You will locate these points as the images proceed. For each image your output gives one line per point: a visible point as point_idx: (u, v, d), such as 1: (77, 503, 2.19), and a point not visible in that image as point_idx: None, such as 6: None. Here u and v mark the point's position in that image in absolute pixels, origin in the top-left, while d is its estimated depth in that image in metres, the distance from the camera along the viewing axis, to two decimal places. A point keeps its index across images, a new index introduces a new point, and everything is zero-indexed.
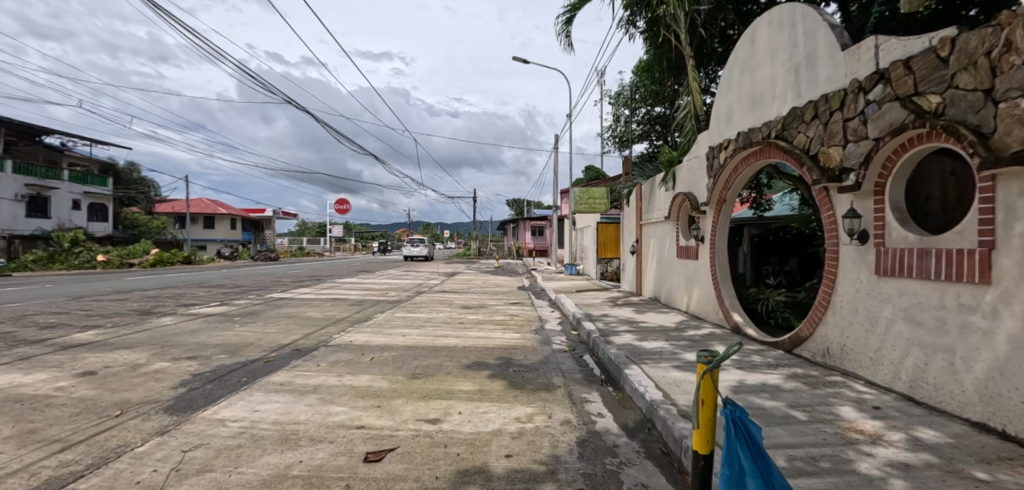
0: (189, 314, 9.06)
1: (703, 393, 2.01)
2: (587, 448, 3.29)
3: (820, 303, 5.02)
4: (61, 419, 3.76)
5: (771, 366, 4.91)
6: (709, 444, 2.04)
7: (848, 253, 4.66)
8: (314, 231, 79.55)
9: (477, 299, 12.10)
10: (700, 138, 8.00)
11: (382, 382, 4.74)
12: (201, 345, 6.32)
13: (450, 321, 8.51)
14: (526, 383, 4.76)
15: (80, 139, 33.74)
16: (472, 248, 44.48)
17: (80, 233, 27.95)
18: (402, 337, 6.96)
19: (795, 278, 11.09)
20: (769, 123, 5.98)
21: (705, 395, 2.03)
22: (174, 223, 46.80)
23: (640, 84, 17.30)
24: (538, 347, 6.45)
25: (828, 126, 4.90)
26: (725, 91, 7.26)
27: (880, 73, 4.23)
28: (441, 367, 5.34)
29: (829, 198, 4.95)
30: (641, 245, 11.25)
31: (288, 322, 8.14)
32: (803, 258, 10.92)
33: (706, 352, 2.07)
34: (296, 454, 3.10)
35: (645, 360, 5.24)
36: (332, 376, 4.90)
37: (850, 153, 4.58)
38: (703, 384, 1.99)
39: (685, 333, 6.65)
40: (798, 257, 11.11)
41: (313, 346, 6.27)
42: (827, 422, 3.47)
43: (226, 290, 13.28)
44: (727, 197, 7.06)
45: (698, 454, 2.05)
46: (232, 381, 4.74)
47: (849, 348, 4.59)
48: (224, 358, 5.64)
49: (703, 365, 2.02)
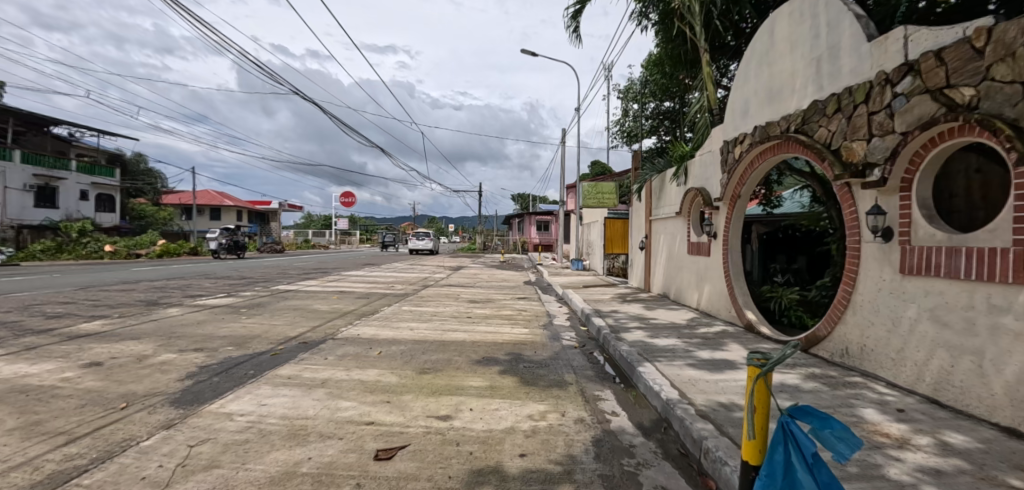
0: (195, 305, 9.02)
1: (757, 399, 1.89)
2: (602, 447, 3.20)
3: (838, 302, 4.87)
4: (66, 411, 3.70)
5: (787, 366, 4.80)
6: (760, 454, 1.94)
7: (870, 251, 4.49)
8: (320, 224, 79.63)
9: (483, 293, 12.00)
10: (714, 133, 7.84)
11: (392, 377, 4.65)
12: (208, 336, 6.28)
13: (457, 316, 8.41)
14: (538, 380, 4.66)
15: (86, 131, 33.77)
16: (478, 242, 44.24)
17: (88, 223, 28.22)
18: (410, 331, 6.88)
19: (803, 276, 10.90)
20: (788, 117, 5.80)
21: (759, 400, 1.91)
22: (181, 214, 47.02)
23: (650, 78, 17.02)
24: (547, 343, 6.36)
25: (850, 120, 4.73)
26: (741, 84, 7.07)
27: (909, 65, 4.09)
28: (450, 362, 5.25)
29: (851, 194, 4.75)
30: (650, 240, 11.10)
31: (295, 314, 8.08)
32: (812, 257, 10.73)
33: (759, 353, 1.90)
34: (304, 450, 3.03)
35: (658, 358, 5.12)
36: (340, 371, 4.82)
37: (874, 149, 4.40)
38: (756, 389, 1.89)
39: (696, 330, 6.53)
40: (807, 255, 10.93)
41: (320, 339, 6.21)
42: (851, 424, 3.36)
43: (231, 282, 13.23)
44: (741, 192, 6.89)
45: (748, 465, 1.96)
46: (239, 375, 4.67)
47: (870, 349, 4.46)
48: (230, 350, 5.58)
49: (756, 368, 1.89)
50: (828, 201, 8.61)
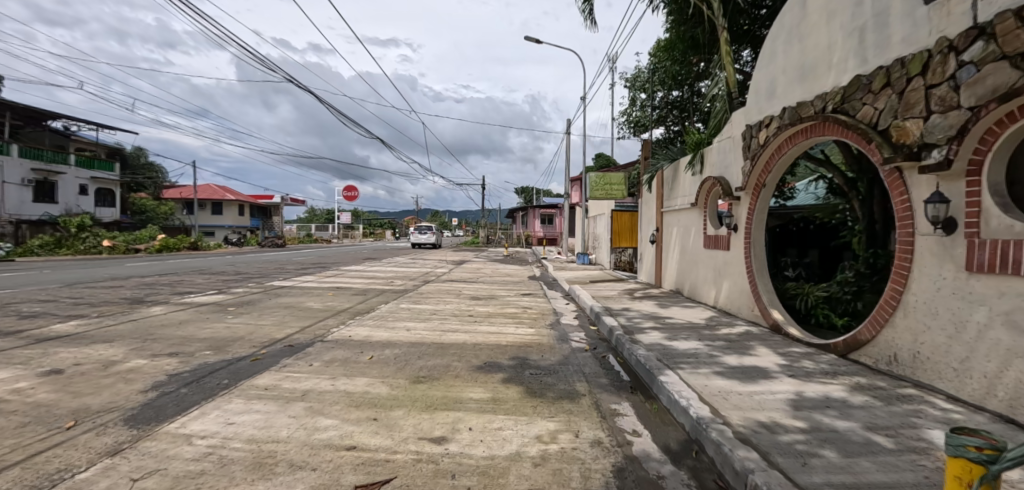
0: (181, 304, 8.54)
1: None
2: (625, 481, 2.67)
3: (885, 303, 4.30)
4: (3, 432, 3.21)
5: (827, 375, 4.24)
6: None
7: (927, 244, 3.91)
8: (323, 218, 79.22)
9: (485, 289, 11.46)
10: (734, 116, 7.22)
11: (382, 387, 4.13)
12: (187, 339, 5.80)
13: (458, 314, 7.90)
14: (546, 391, 4.14)
15: (84, 124, 33.33)
16: (481, 235, 43.77)
17: (86, 218, 27.93)
18: (406, 332, 6.37)
19: (815, 271, 10.34)
20: (823, 96, 5.19)
21: None
22: (182, 208, 46.70)
23: (658, 65, 16.35)
24: (555, 345, 5.84)
25: (903, 96, 4.12)
26: (767, 62, 6.46)
27: (979, 28, 3.45)
28: (447, 368, 4.74)
29: (902, 180, 4.15)
30: (662, 233, 10.54)
31: (285, 313, 7.59)
32: (825, 251, 10.30)
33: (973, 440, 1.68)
34: (268, 486, 2.52)
35: (680, 364, 4.57)
36: (324, 380, 4.30)
37: (934, 127, 3.80)
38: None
39: (718, 331, 5.98)
40: (820, 249, 10.40)
41: (307, 341, 5.72)
42: (921, 451, 2.81)
43: (224, 278, 12.77)
44: (766, 181, 6.31)
45: None
46: (210, 386, 4.16)
47: (925, 356, 3.90)
48: (207, 355, 5.10)
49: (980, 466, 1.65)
50: (849, 191, 8.14)
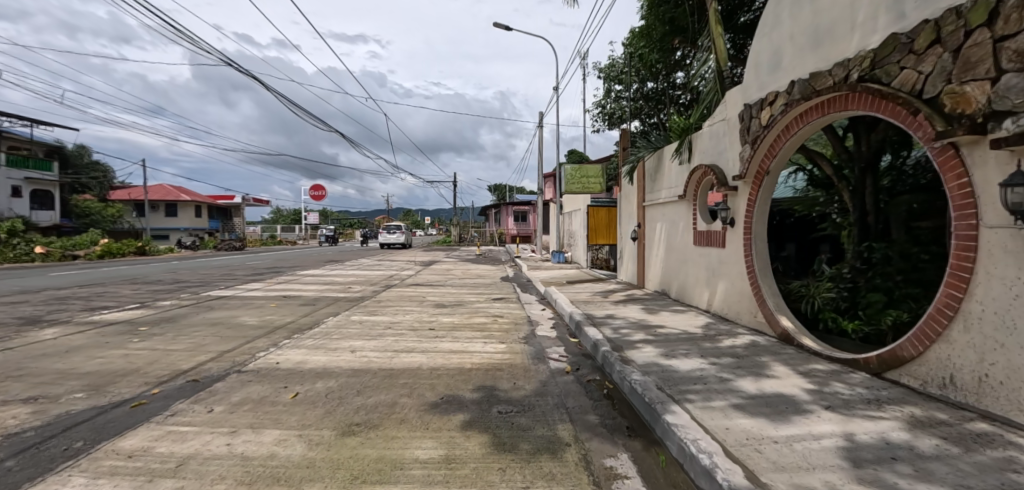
0: (85, 323, 7.13)
1: None
2: None
3: (938, 313, 3.47)
4: None
5: (869, 403, 3.40)
6: None
7: (998, 239, 3.08)
8: (291, 219, 76.29)
9: (453, 294, 10.40)
10: (730, 96, 6.39)
11: (297, 446, 3.03)
12: (60, 376, 4.53)
13: (417, 326, 6.83)
14: (519, 441, 3.13)
15: (16, 119, 30.42)
16: (453, 234, 42.55)
17: (18, 222, 25.44)
18: (350, 355, 5.24)
19: (793, 265, 9.82)
20: (844, 62, 4.35)
21: None
22: (132, 210, 43.66)
23: (633, 54, 15.64)
24: (530, 367, 4.85)
25: (961, 53, 3.27)
26: (768, 30, 5.61)
27: None
28: (392, 408, 3.69)
29: (960, 159, 3.31)
30: (644, 229, 9.70)
31: (208, 332, 6.34)
32: (802, 245, 9.67)
33: None
34: None
35: (687, 394, 3.64)
36: (220, 437, 3.18)
37: (1009, 88, 2.94)
38: None
39: (719, 343, 5.13)
40: (798, 242, 9.75)
41: (220, 373, 4.56)
42: None
43: (156, 287, 11.28)
44: (770, 168, 5.48)
45: None
46: (48, 456, 2.96)
47: (998, 381, 3.08)
48: (75, 401, 3.88)
49: None
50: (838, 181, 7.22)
